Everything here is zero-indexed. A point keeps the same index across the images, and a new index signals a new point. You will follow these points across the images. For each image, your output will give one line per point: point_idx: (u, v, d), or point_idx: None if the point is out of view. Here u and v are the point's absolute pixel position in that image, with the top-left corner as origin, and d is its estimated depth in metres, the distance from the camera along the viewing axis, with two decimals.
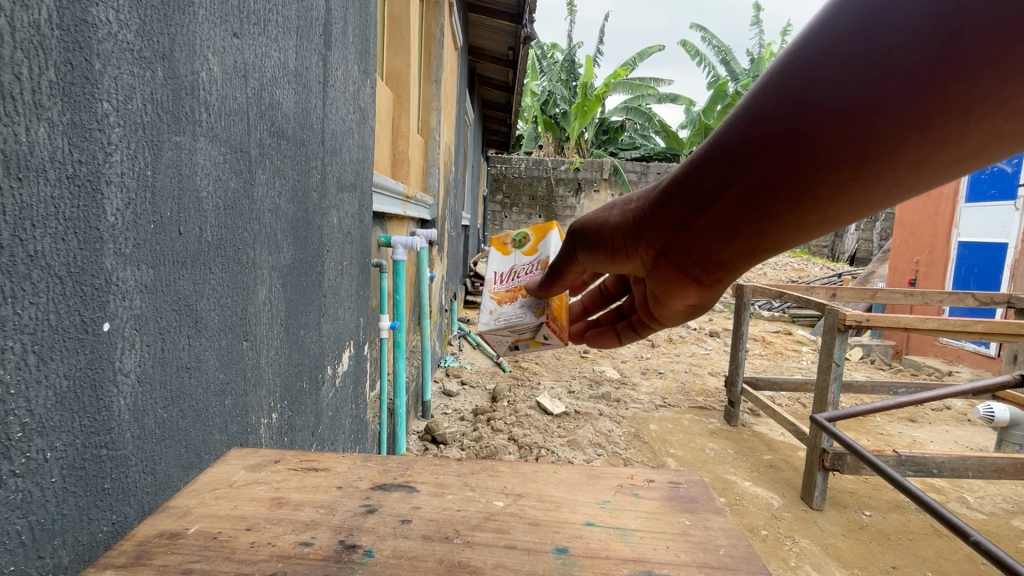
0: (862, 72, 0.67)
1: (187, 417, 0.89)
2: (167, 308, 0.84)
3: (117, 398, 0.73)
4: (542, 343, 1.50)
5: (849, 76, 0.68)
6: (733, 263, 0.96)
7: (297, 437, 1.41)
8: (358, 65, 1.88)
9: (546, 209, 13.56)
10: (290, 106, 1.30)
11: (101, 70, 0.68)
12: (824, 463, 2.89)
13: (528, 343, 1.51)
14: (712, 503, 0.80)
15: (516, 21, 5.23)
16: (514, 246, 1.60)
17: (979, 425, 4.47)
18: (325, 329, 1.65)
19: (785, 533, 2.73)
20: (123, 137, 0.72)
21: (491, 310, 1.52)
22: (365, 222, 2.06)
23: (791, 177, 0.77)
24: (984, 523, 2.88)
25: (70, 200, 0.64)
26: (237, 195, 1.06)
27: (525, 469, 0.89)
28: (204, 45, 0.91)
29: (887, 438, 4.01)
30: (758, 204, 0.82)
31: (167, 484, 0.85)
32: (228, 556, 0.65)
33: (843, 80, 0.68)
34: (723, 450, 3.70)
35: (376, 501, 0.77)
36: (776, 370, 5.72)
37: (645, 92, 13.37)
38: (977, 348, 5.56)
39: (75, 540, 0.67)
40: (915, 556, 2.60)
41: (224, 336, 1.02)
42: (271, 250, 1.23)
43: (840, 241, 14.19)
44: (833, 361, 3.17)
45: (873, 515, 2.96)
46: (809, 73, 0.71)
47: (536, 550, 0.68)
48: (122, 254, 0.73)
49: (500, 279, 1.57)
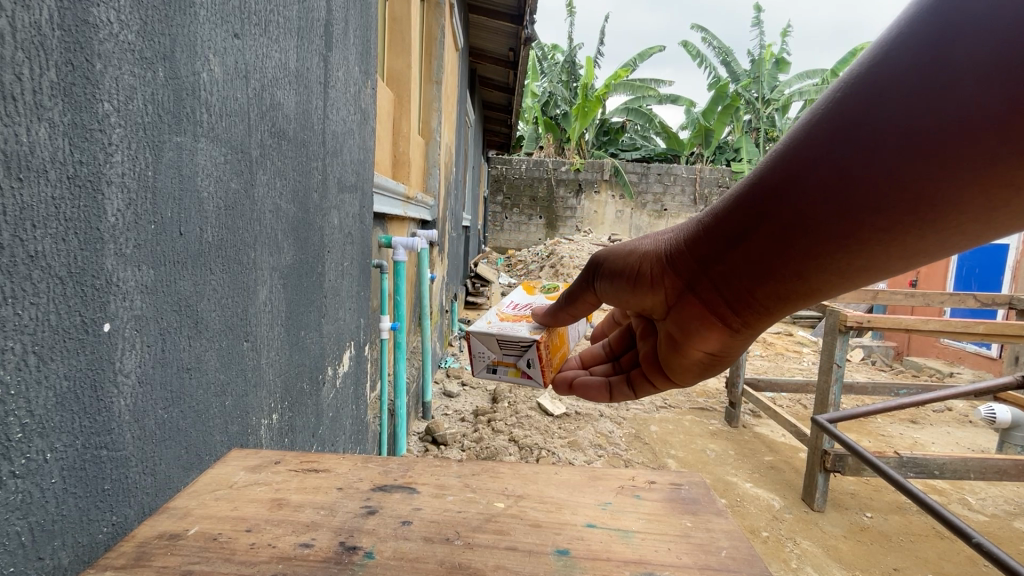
0: (884, 127, 0.71)
1: (187, 418, 0.89)
2: (167, 308, 0.83)
3: (117, 399, 0.73)
4: (522, 372, 1.49)
5: (874, 131, 0.72)
6: (764, 306, 0.96)
7: (297, 438, 1.41)
8: (359, 66, 1.88)
9: (547, 210, 13.55)
10: (291, 107, 1.30)
11: (102, 71, 0.68)
12: (825, 464, 2.88)
13: (507, 369, 1.51)
14: (713, 505, 0.79)
15: (516, 22, 5.24)
16: (541, 290, 1.76)
17: (980, 426, 4.46)
18: (325, 330, 1.64)
19: (786, 535, 2.72)
20: (124, 137, 0.72)
21: (491, 321, 1.58)
22: (365, 223, 2.05)
23: (821, 224, 0.80)
24: (986, 524, 2.87)
25: (70, 201, 0.64)
26: (238, 195, 1.05)
27: (526, 470, 0.89)
28: (204, 46, 0.91)
29: (889, 440, 4.00)
30: (794, 242, 0.84)
31: (168, 485, 0.84)
32: (229, 557, 0.64)
33: (872, 136, 0.72)
34: (723, 451, 3.70)
35: (377, 502, 0.77)
36: (777, 372, 5.72)
37: (646, 94, 13.38)
38: (978, 349, 5.56)
39: (74, 540, 0.67)
40: (917, 558, 2.59)
41: (224, 337, 1.02)
42: (271, 251, 1.23)
43: None
44: (834, 362, 3.16)
45: (875, 517, 2.95)
46: (837, 126, 0.75)
47: (537, 552, 0.68)
48: (123, 254, 0.73)
49: (515, 304, 1.68)
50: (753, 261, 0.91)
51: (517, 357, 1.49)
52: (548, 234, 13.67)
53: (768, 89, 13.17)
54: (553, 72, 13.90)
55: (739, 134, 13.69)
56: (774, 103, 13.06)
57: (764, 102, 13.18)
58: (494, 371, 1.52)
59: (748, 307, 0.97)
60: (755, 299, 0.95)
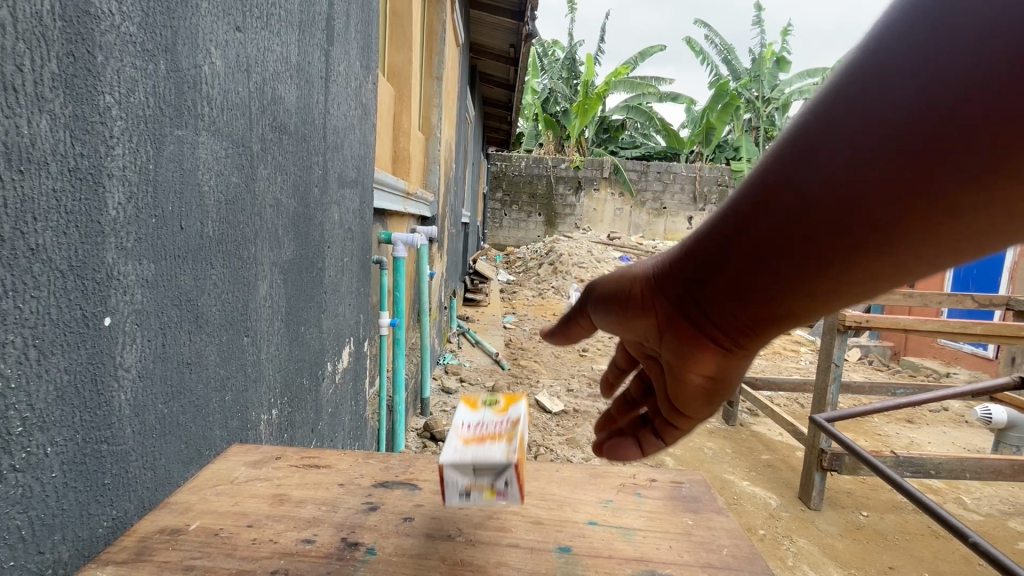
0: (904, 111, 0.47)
1: (187, 413, 0.89)
2: (167, 303, 0.83)
3: (118, 393, 0.73)
4: (499, 495, 0.75)
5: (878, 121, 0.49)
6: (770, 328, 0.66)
7: (296, 434, 1.41)
8: (359, 61, 1.87)
9: (546, 208, 13.54)
10: (292, 101, 1.30)
11: (104, 63, 0.67)
12: (822, 463, 2.89)
13: (480, 490, 0.75)
14: (714, 503, 0.80)
15: (518, 19, 5.23)
16: None
17: (976, 426, 4.47)
18: (325, 326, 1.64)
19: (782, 533, 2.73)
20: (126, 130, 0.72)
21: (462, 440, 0.79)
22: (364, 219, 2.03)
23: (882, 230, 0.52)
24: (981, 524, 2.89)
25: (71, 194, 0.64)
26: (239, 189, 1.05)
27: (527, 468, 0.89)
28: (206, 39, 0.90)
29: (886, 440, 4.01)
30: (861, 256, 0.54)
31: (167, 481, 0.84)
32: (230, 553, 0.64)
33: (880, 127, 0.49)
34: (721, 449, 3.70)
35: (378, 499, 0.77)
36: (774, 371, 5.72)
37: (645, 91, 13.19)
38: (975, 350, 5.56)
39: (75, 535, 0.67)
40: (912, 556, 2.60)
41: (225, 332, 1.01)
42: (271, 245, 1.22)
43: (838, 243, 13.46)
44: (832, 362, 3.15)
45: (871, 516, 2.96)
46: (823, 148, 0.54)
47: (539, 549, 0.68)
48: (124, 248, 0.72)
49: None
50: (751, 267, 0.63)
51: (494, 477, 0.75)
52: (548, 232, 13.67)
53: (768, 88, 13.10)
54: (553, 68, 13.72)
55: (737, 133, 13.64)
56: (774, 102, 13.01)
57: (764, 101, 13.14)
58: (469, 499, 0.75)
59: (750, 332, 0.68)
60: (756, 320, 0.66)
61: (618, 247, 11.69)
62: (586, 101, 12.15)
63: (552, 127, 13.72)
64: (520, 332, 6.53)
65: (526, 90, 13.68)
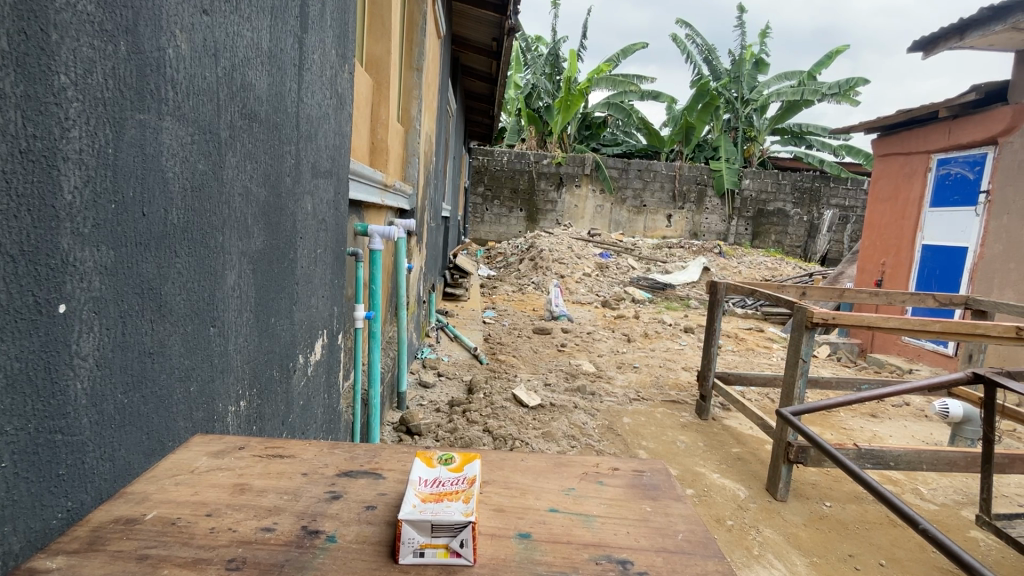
0: None
1: (148, 403, 0.87)
2: (128, 290, 0.81)
3: (73, 381, 0.71)
4: (454, 557, 0.66)
5: None
6: None
7: (264, 427, 1.39)
8: (335, 49, 1.84)
9: (528, 203, 13.55)
10: (263, 88, 1.27)
11: (58, 42, 0.66)
12: (789, 455, 2.97)
13: (434, 551, 0.66)
14: (673, 491, 0.82)
15: (500, 13, 5.18)
16: None
17: (935, 421, 4.65)
18: (297, 318, 1.62)
19: (750, 523, 2.81)
20: (83, 112, 0.70)
21: (416, 503, 0.71)
22: (339, 210, 2.01)
23: None
24: (935, 513, 3.02)
25: (23, 176, 0.62)
26: (206, 176, 1.02)
27: (492, 457, 0.91)
28: (171, 21, 0.88)
29: (849, 433, 4.15)
30: None
31: (126, 472, 0.82)
32: (186, 542, 0.64)
33: None
34: (693, 442, 3.77)
35: (342, 488, 0.78)
36: (747, 367, 5.86)
37: (628, 89, 13.10)
38: (936, 347, 5.77)
39: (27, 526, 0.66)
40: (871, 545, 2.70)
41: (191, 322, 0.99)
42: (239, 235, 1.19)
43: (812, 242, 13.76)
44: (799, 358, 3.21)
45: (834, 506, 3.06)
46: None
47: (499, 536, 0.69)
48: (80, 233, 0.71)
49: None
50: None
51: (450, 535, 0.66)
52: (529, 227, 13.68)
53: (747, 88, 13.19)
54: (536, 62, 13.66)
55: (716, 133, 13.78)
56: (752, 104, 13.19)
57: (743, 102, 13.31)
58: (421, 561, 0.65)
59: None
60: None
61: (598, 243, 11.78)
62: (568, 97, 12.14)
63: (535, 123, 13.69)
64: (499, 327, 6.54)
65: (509, 85, 13.59)
